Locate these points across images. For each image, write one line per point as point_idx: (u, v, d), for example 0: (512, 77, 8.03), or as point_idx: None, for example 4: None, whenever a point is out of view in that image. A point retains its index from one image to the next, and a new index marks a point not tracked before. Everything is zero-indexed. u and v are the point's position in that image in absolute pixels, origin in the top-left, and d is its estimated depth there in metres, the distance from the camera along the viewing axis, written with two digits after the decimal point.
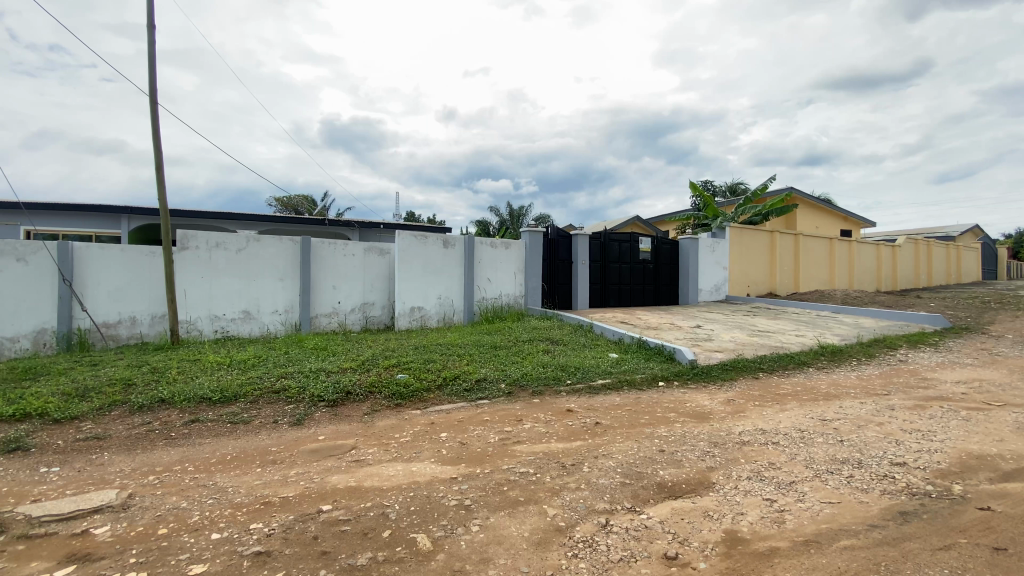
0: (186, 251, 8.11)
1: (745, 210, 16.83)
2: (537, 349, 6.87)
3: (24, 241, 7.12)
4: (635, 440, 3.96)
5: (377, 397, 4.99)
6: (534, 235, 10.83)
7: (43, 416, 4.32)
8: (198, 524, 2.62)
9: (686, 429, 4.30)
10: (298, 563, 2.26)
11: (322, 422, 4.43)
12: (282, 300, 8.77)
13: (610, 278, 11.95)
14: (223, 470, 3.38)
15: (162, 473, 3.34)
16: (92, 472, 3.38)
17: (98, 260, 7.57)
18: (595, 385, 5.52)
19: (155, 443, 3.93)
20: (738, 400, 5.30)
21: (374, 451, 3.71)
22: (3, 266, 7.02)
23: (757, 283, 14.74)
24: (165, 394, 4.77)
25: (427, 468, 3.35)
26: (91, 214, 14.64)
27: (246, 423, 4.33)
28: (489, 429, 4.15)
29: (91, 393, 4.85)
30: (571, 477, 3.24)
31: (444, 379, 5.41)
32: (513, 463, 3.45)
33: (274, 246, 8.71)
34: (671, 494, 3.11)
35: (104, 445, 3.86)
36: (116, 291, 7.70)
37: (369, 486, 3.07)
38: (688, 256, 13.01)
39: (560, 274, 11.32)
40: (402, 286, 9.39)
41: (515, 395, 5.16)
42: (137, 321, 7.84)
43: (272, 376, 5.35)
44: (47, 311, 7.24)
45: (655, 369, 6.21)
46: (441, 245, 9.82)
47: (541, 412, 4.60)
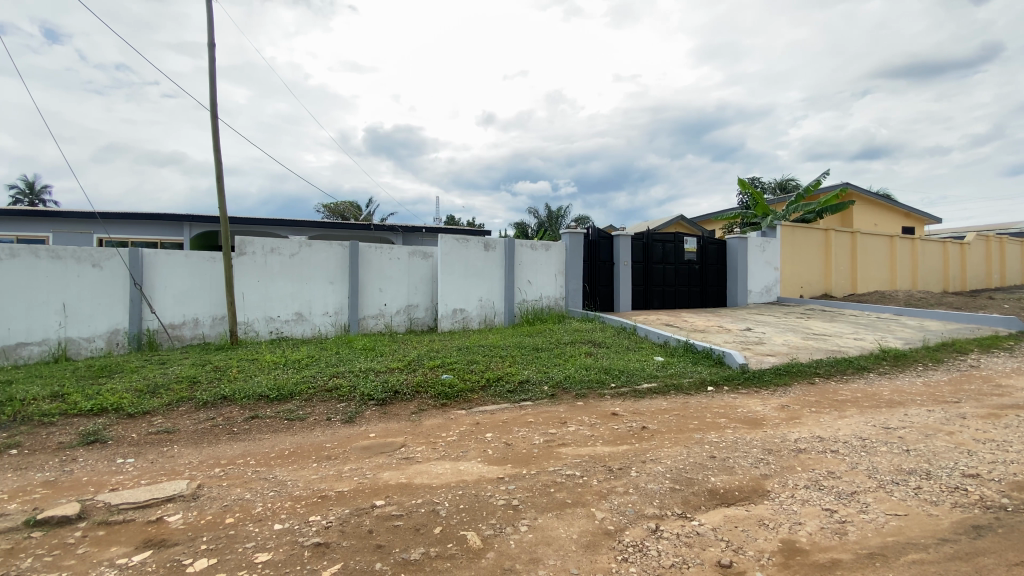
0: (243, 256, 8.53)
1: (796, 208, 16.12)
2: (580, 351, 6.82)
3: (99, 249, 7.68)
4: (684, 445, 3.87)
5: (423, 397, 5.08)
6: (575, 236, 10.76)
7: (118, 411, 4.66)
8: (261, 514, 2.76)
9: (737, 435, 4.16)
10: (354, 555, 2.34)
11: (372, 420, 4.57)
12: (332, 302, 9.10)
13: (654, 280, 11.73)
14: (282, 464, 3.55)
15: (226, 465, 3.54)
16: (163, 464, 3.61)
17: (165, 265, 8.09)
18: (641, 388, 5.42)
19: (219, 437, 4.16)
20: (793, 406, 5.08)
21: (422, 449, 3.79)
22: (81, 271, 7.60)
23: (810, 284, 14.10)
24: (227, 392, 5.03)
25: (474, 467, 3.39)
26: (156, 223, 15.66)
27: (301, 420, 4.52)
28: (533, 430, 4.16)
29: (160, 390, 5.19)
30: (619, 481, 3.21)
31: (487, 380, 5.45)
32: (559, 464, 3.45)
33: (324, 251, 9.05)
34: (723, 501, 3.02)
35: (173, 439, 4.12)
36: (181, 294, 8.20)
37: (419, 483, 3.14)
38: (736, 256, 12.58)
39: (602, 276, 11.22)
40: (444, 289, 9.55)
41: (559, 397, 5.14)
42: (200, 322, 8.33)
43: (324, 376, 5.55)
44: (120, 314, 7.80)
45: (703, 373, 6.04)
46: (483, 248, 9.92)
47: (586, 415, 4.57)
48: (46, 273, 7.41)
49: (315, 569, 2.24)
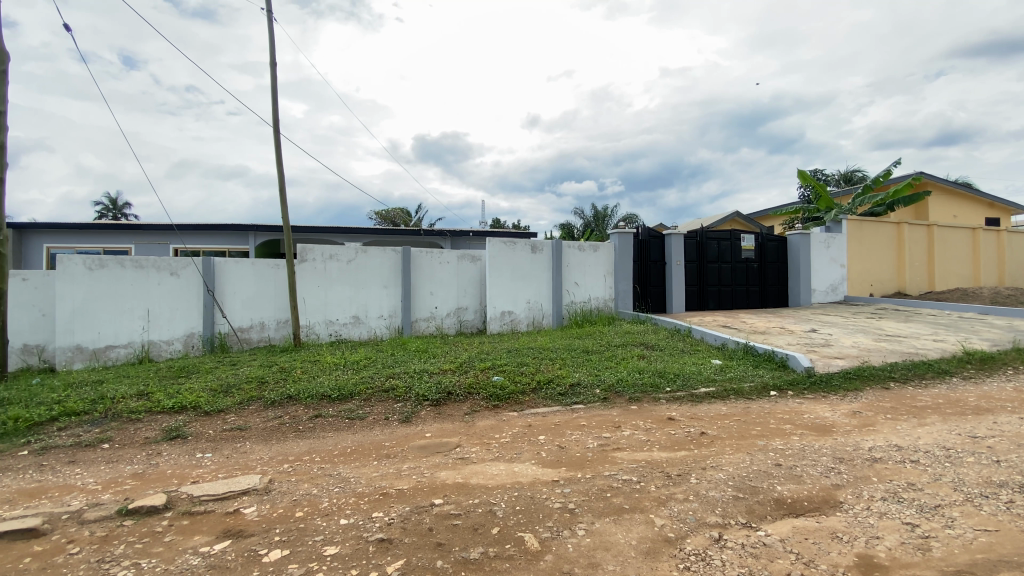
0: (305, 263, 8.97)
1: (864, 200, 15.10)
2: (632, 354, 6.69)
3: (176, 258, 8.29)
4: (746, 452, 3.72)
5: (475, 398, 5.15)
6: (625, 236, 10.58)
7: (196, 408, 5.00)
8: (328, 509, 2.89)
9: (804, 443, 3.95)
10: (416, 552, 2.40)
11: (427, 420, 4.68)
12: (387, 306, 9.39)
13: (709, 279, 11.35)
14: (345, 461, 3.69)
15: (294, 461, 3.73)
16: (237, 459, 3.85)
17: (234, 272, 8.62)
18: (698, 393, 5.25)
19: (287, 434, 4.39)
20: (865, 412, 4.76)
21: (476, 450, 3.84)
22: (161, 279, 8.23)
23: (880, 282, 13.19)
24: (292, 391, 5.29)
25: (529, 470, 3.40)
26: (225, 233, 16.73)
27: (361, 419, 4.69)
28: (587, 434, 4.11)
29: (232, 389, 5.53)
30: (678, 488, 3.12)
31: (538, 382, 5.44)
32: (615, 469, 3.40)
33: (379, 256, 9.35)
34: (791, 512, 2.88)
35: (245, 435, 4.38)
36: (248, 300, 8.71)
37: (475, 483, 3.18)
38: (798, 253, 11.94)
39: (654, 276, 10.98)
40: (493, 291, 9.64)
41: (611, 401, 5.06)
42: (266, 325, 8.82)
43: (381, 377, 5.73)
44: (194, 318, 8.39)
45: (764, 377, 5.77)
46: (530, 250, 9.94)
47: (641, 420, 4.48)
48: (131, 282, 8.07)
49: (380, 564, 2.32)
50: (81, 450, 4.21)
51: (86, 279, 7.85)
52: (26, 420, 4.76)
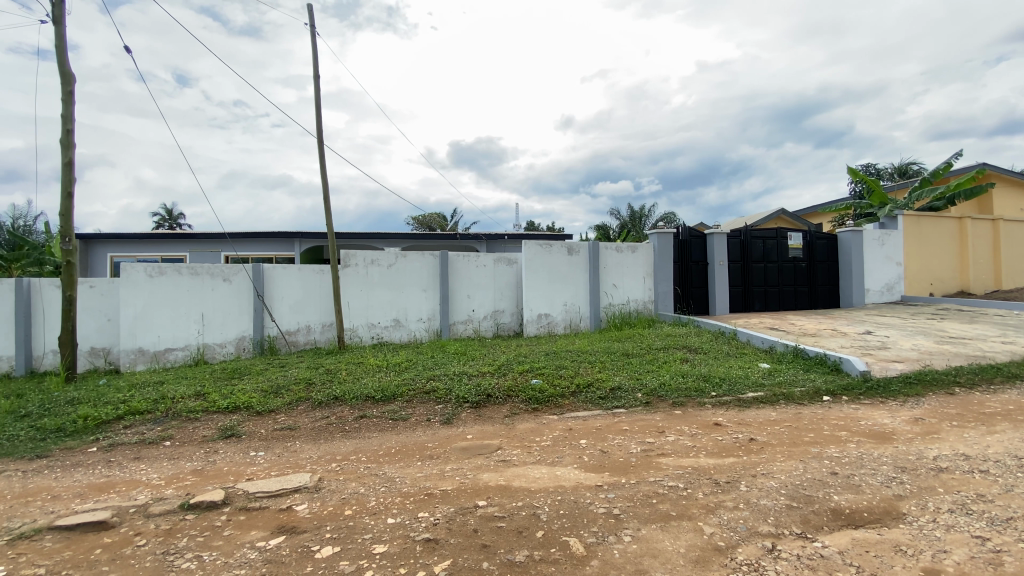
0: (348, 268, 9.24)
1: (921, 194, 14.28)
2: (674, 357, 6.55)
3: (228, 265, 8.69)
4: (799, 459, 3.57)
5: (515, 401, 5.16)
6: (664, 236, 10.38)
7: (249, 408, 5.22)
8: (376, 508, 2.95)
9: (862, 450, 3.76)
10: (462, 553, 2.43)
11: (468, 422, 4.72)
12: (426, 309, 9.54)
13: (754, 280, 10.98)
14: (390, 462, 3.77)
15: (341, 461, 3.83)
16: (288, 457, 3.99)
17: (282, 277, 8.96)
18: (745, 397, 5.08)
19: (335, 434, 4.53)
20: (928, 419, 4.49)
21: (518, 452, 3.85)
22: (215, 285, 8.64)
23: (941, 281, 12.43)
24: (338, 393, 5.46)
25: (571, 474, 3.37)
26: (272, 240, 17.41)
27: (404, 420, 4.78)
28: (630, 439, 4.04)
29: (282, 390, 5.75)
30: (727, 495, 3.02)
31: (577, 386, 5.40)
32: (660, 475, 3.32)
33: (418, 260, 9.52)
34: (850, 523, 2.74)
35: (294, 435, 4.54)
36: (295, 304, 9.04)
37: (518, 486, 3.18)
38: (849, 252, 11.40)
39: (695, 277, 10.72)
40: (530, 294, 9.66)
41: (654, 406, 4.96)
42: (311, 329, 9.12)
43: (422, 379, 5.83)
44: (245, 322, 8.76)
45: (817, 382, 5.51)
46: (567, 252, 9.89)
47: (685, 425, 4.36)
48: (187, 288, 8.52)
49: (427, 564, 2.35)
50: (145, 447, 4.47)
51: (147, 286, 8.33)
52: (96, 418, 5.10)
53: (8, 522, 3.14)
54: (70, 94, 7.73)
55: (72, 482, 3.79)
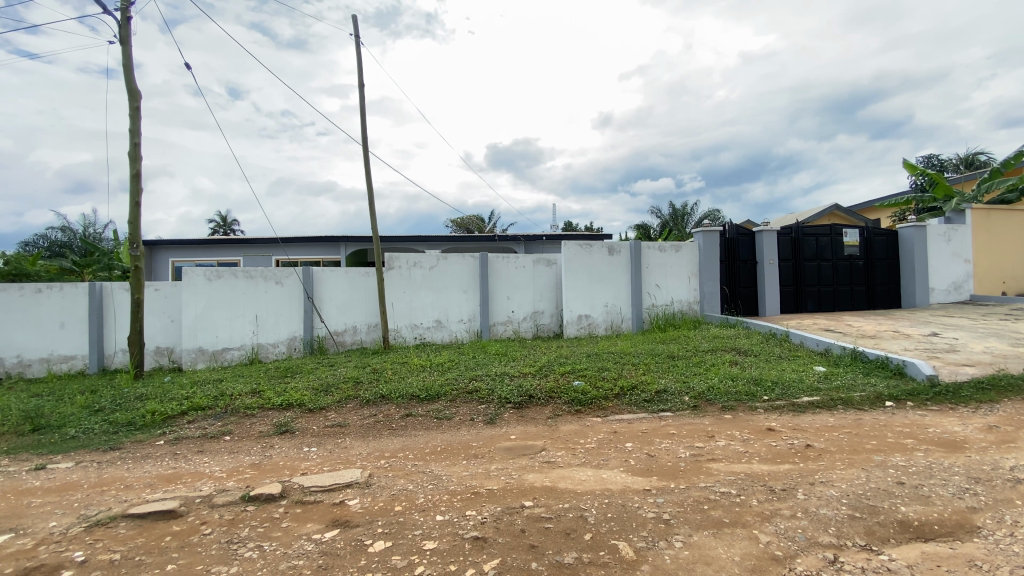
0: (392, 270, 9.47)
1: (992, 186, 13.27)
2: (722, 360, 6.35)
3: (280, 268, 9.07)
4: (861, 467, 3.39)
5: (557, 402, 5.13)
6: (709, 234, 10.10)
7: (301, 405, 5.44)
8: (424, 505, 3.01)
9: (931, 459, 3.53)
10: (511, 552, 2.44)
11: (511, 423, 4.73)
12: (466, 310, 9.64)
13: (806, 279, 10.51)
14: (437, 460, 3.84)
15: (389, 458, 3.92)
16: (339, 453, 4.12)
17: (330, 279, 9.28)
18: (800, 402, 4.86)
19: (382, 431, 4.65)
20: (1005, 427, 4.16)
21: (562, 454, 3.83)
22: (268, 288, 9.04)
23: (1016, 278, 11.53)
24: (384, 391, 5.59)
25: (618, 477, 3.33)
26: (320, 244, 18.05)
27: (448, 419, 4.85)
28: (677, 443, 3.94)
29: (332, 388, 5.94)
30: (784, 503, 2.90)
31: (621, 388, 5.31)
32: (711, 480, 3.23)
33: (459, 262, 9.64)
34: (919, 535, 2.57)
35: (344, 432, 4.69)
36: (343, 305, 9.34)
37: (564, 488, 3.16)
38: (911, 248, 10.73)
39: (743, 277, 10.37)
40: (570, 294, 9.61)
41: (702, 410, 4.82)
42: (358, 329, 9.40)
43: (465, 378, 5.90)
44: (296, 323, 9.12)
45: (878, 387, 5.21)
46: (608, 252, 9.78)
47: (736, 430, 4.22)
48: (243, 290, 8.95)
49: (477, 562, 2.37)
50: (207, 441, 4.72)
51: (206, 289, 8.80)
52: (163, 413, 5.43)
53: (87, 509, 3.39)
54: (137, 110, 8.28)
55: (142, 472, 4.05)
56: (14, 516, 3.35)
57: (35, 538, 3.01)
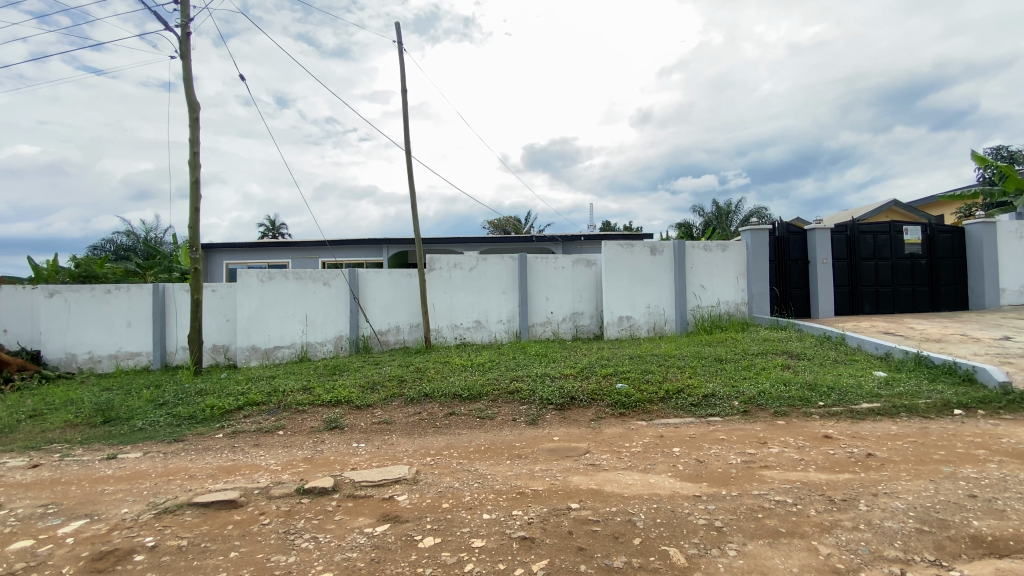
0: (433, 271, 9.63)
1: None
2: (773, 363, 6.12)
3: (327, 269, 9.39)
4: (928, 479, 3.19)
5: (600, 405, 5.07)
6: (757, 233, 9.75)
7: (348, 402, 5.61)
8: (471, 503, 3.04)
9: (1008, 472, 3.29)
10: (559, 553, 2.43)
11: (554, 424, 4.73)
12: (506, 310, 9.69)
13: (862, 279, 9.99)
14: (481, 459, 3.87)
15: (435, 455, 3.99)
16: (386, 450, 4.23)
17: (374, 280, 9.54)
18: (859, 409, 4.62)
19: (427, 429, 4.73)
20: None
21: (607, 457, 3.78)
22: (316, 289, 9.37)
23: None
24: (428, 390, 5.69)
25: (666, 482, 3.26)
26: (362, 246, 18.56)
27: (491, 419, 4.89)
28: (727, 449, 3.83)
29: (377, 386, 6.11)
30: (845, 514, 2.77)
31: (666, 391, 5.19)
32: (764, 488, 3.12)
33: (498, 263, 9.71)
34: (996, 552, 2.40)
35: (390, 429, 4.80)
36: (386, 305, 9.57)
37: (610, 491, 3.13)
38: (979, 246, 10.03)
39: (793, 277, 9.96)
40: (611, 295, 9.49)
41: (753, 415, 4.66)
42: (401, 329, 9.62)
43: (506, 378, 5.93)
44: (343, 322, 9.41)
45: (945, 393, 4.89)
46: (649, 252, 9.60)
47: (791, 436, 4.06)
48: (293, 291, 9.31)
49: (525, 562, 2.38)
50: (263, 434, 4.94)
51: (259, 289, 9.19)
52: (221, 407, 5.72)
53: (155, 497, 3.61)
54: (196, 120, 8.76)
55: (204, 463, 4.28)
56: (90, 503, 3.60)
57: (109, 524, 3.24)
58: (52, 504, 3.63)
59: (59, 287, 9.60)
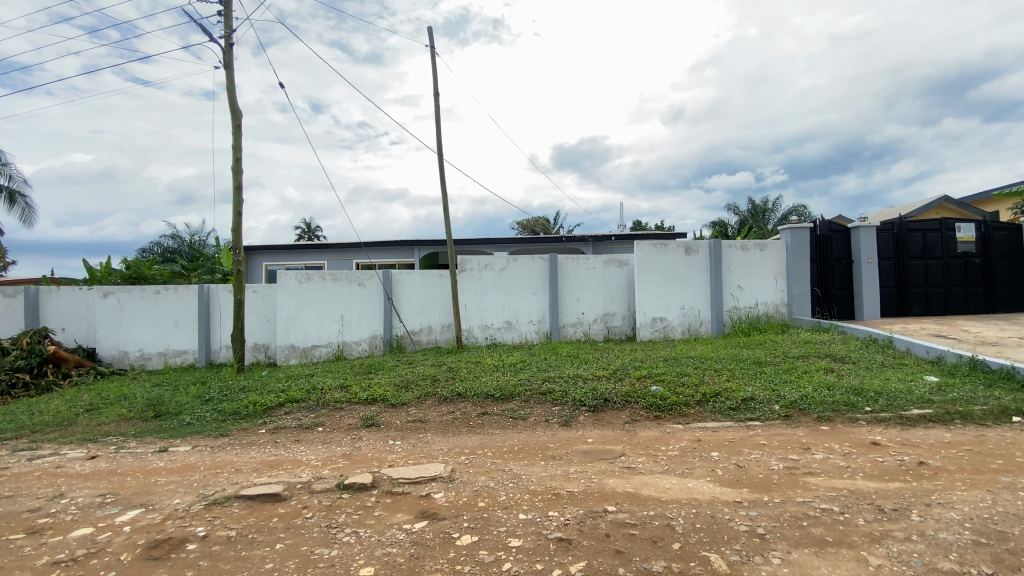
0: (464, 272, 9.73)
1: None
2: (816, 367, 5.90)
3: (362, 270, 9.60)
4: (986, 489, 3.02)
5: (634, 407, 5.02)
6: (797, 231, 9.45)
7: (384, 400, 5.72)
8: (506, 503, 3.06)
9: None
10: (596, 556, 2.42)
11: (587, 425, 4.70)
12: (536, 311, 9.69)
13: (911, 279, 9.54)
14: (515, 458, 3.90)
15: (469, 454, 4.04)
16: (422, 447, 4.30)
17: (407, 281, 9.70)
18: (909, 415, 4.42)
19: (460, 428, 4.79)
20: None
21: (643, 460, 3.74)
22: (352, 289, 9.58)
23: None
24: (461, 390, 5.74)
25: (704, 486, 3.20)
26: (395, 248, 18.89)
27: (524, 419, 4.90)
28: (769, 454, 3.73)
29: (411, 385, 6.21)
30: (896, 524, 2.66)
31: (703, 394, 5.09)
32: (809, 495, 3.02)
33: (528, 264, 9.72)
34: None
35: (425, 427, 4.87)
36: (419, 306, 9.72)
37: (647, 494, 3.09)
38: None
39: (836, 277, 9.60)
40: (644, 295, 9.37)
41: (795, 420, 4.52)
42: (433, 329, 9.75)
43: (538, 379, 5.94)
44: (377, 322, 9.61)
45: (1003, 400, 4.62)
46: (684, 252, 9.43)
47: (836, 442, 3.92)
48: (329, 291, 9.56)
49: (563, 563, 2.39)
50: (303, 431, 5.10)
51: (297, 289, 9.46)
52: (264, 403, 5.94)
53: (204, 489, 3.77)
54: (238, 128, 9.11)
55: (248, 457, 4.45)
56: (145, 493, 3.80)
57: (163, 513, 3.41)
58: (110, 494, 3.84)
59: (113, 288, 10.15)
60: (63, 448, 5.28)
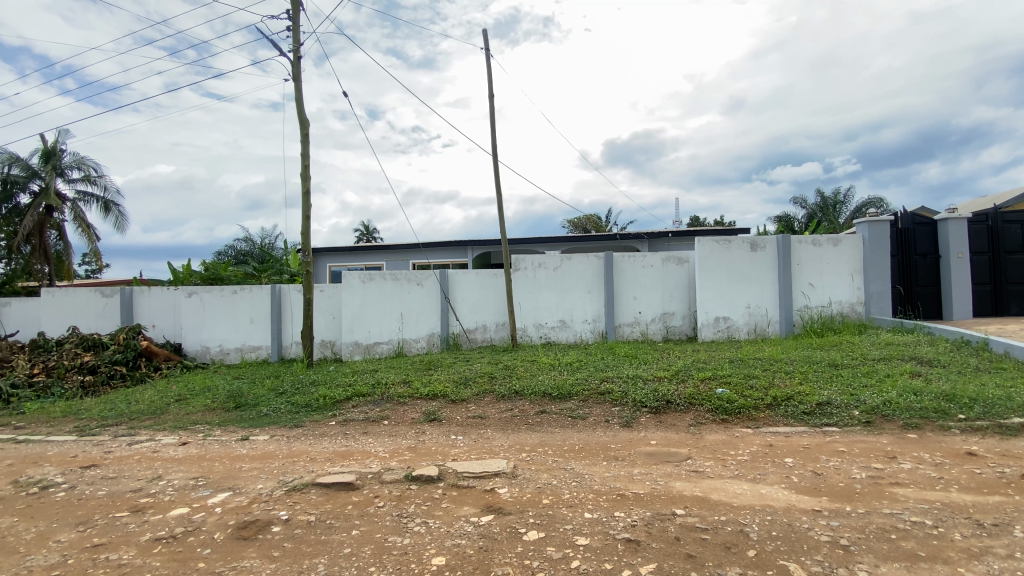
0: (519, 272, 9.79)
1: None
2: (899, 370, 5.49)
3: (421, 270, 9.87)
4: None
5: (699, 410, 4.87)
6: (875, 225, 8.81)
7: (444, 396, 5.87)
8: (571, 501, 3.08)
9: None
10: (666, 558, 2.40)
11: (649, 427, 4.62)
12: (591, 310, 9.61)
13: (1008, 275, 8.68)
14: (577, 457, 3.90)
15: (530, 452, 4.08)
16: (484, 443, 4.39)
17: (463, 280, 9.90)
18: (1011, 425, 4.03)
19: (520, 426, 4.84)
20: None
21: (711, 464, 3.63)
22: (411, 289, 9.89)
23: None
24: (518, 388, 5.79)
25: (779, 493, 3.07)
26: (450, 249, 19.29)
27: (583, 419, 4.88)
28: (849, 462, 3.52)
29: (469, 382, 6.33)
30: (999, 540, 2.44)
31: (773, 398, 4.87)
32: (897, 507, 2.83)
33: (583, 262, 9.64)
34: None
35: (486, 423, 4.98)
36: (475, 304, 9.89)
37: (717, 499, 3.01)
38: None
39: (920, 274, 8.88)
40: (705, 294, 9.06)
41: (877, 426, 4.23)
42: (488, 327, 9.88)
43: (596, 379, 5.89)
44: (435, 321, 9.87)
45: None
46: (749, 249, 9.04)
47: (926, 452, 3.64)
48: (390, 291, 9.90)
49: (632, 563, 2.37)
50: (370, 423, 5.34)
51: (360, 289, 9.86)
52: (332, 397, 6.26)
53: (284, 476, 4.04)
54: (306, 136, 9.62)
55: (322, 448, 4.72)
56: (232, 477, 4.12)
57: (249, 497, 3.68)
58: (201, 477, 4.20)
59: (197, 288, 11.02)
60: (158, 434, 5.80)
